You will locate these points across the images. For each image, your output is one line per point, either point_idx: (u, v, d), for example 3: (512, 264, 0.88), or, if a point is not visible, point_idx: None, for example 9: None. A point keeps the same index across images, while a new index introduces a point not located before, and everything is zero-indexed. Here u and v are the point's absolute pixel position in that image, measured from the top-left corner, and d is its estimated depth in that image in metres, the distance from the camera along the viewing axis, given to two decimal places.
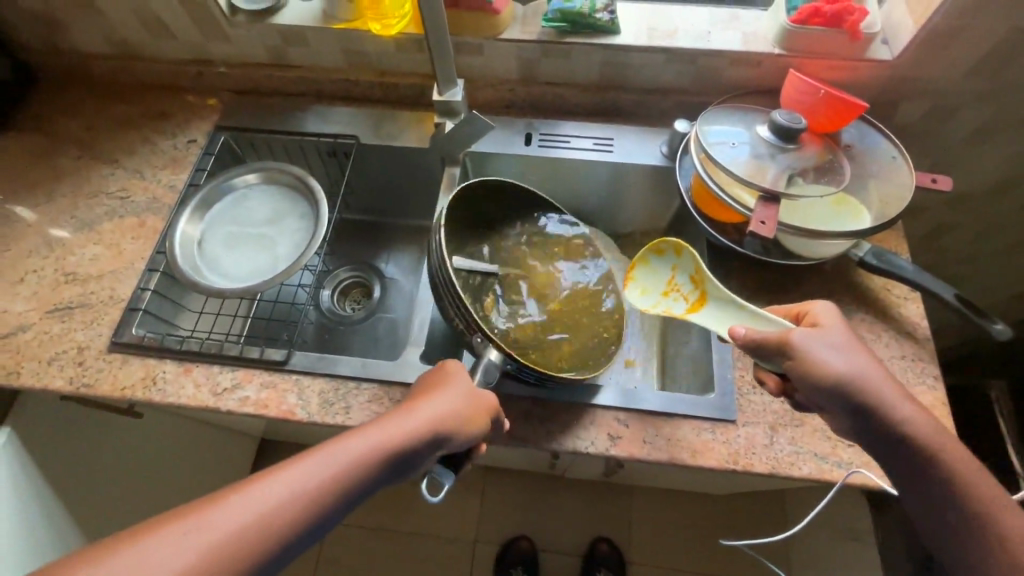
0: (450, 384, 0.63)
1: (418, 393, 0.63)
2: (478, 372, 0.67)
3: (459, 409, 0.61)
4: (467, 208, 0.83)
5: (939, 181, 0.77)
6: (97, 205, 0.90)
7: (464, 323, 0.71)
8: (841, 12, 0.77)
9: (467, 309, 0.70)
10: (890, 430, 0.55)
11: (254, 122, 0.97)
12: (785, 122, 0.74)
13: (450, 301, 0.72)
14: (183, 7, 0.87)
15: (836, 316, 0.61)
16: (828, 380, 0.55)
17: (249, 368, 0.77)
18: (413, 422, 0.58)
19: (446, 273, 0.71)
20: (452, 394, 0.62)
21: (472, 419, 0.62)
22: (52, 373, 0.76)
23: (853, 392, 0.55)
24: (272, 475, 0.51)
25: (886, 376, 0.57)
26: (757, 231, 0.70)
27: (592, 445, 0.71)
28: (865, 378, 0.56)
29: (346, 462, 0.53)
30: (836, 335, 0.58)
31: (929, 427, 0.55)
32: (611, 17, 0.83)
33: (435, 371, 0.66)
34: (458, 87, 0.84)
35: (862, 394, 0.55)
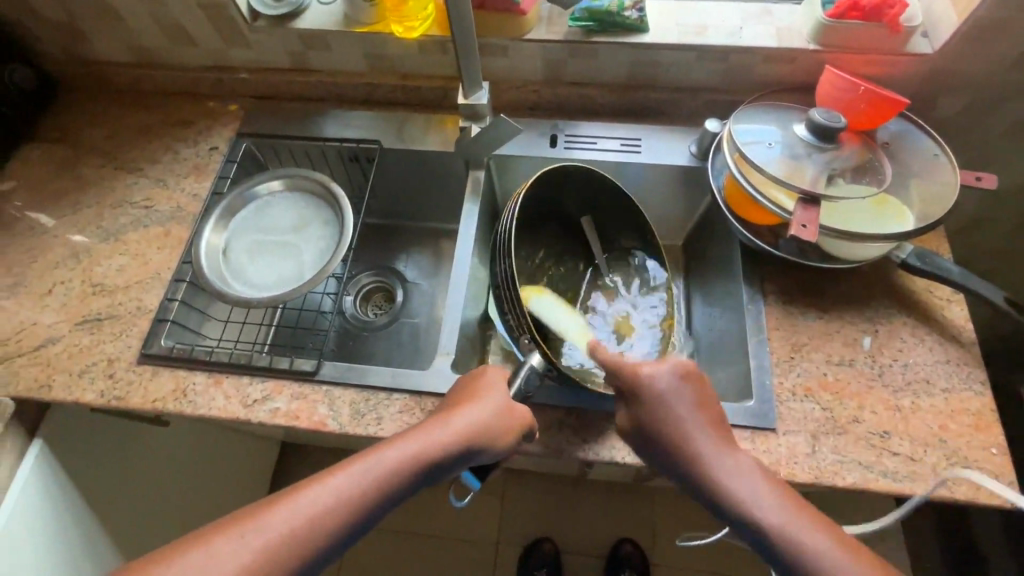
0: (486, 394, 0.63)
1: (454, 403, 0.63)
2: (518, 377, 0.68)
3: (494, 419, 0.60)
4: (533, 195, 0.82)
5: (984, 179, 0.74)
6: (122, 215, 0.90)
7: (516, 321, 0.74)
8: (880, 5, 0.75)
9: (523, 311, 0.72)
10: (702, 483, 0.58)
11: (275, 127, 0.96)
12: (824, 121, 0.72)
13: (510, 297, 0.74)
14: (203, 14, 0.86)
15: (661, 373, 0.63)
16: (641, 436, 0.63)
17: (278, 379, 0.76)
18: (446, 432, 0.58)
19: (510, 271, 0.73)
20: (487, 404, 0.61)
21: (507, 432, 0.61)
22: (83, 386, 0.76)
23: (663, 449, 0.61)
24: (313, 484, 0.51)
25: (697, 432, 0.60)
26: (800, 235, 0.68)
27: (628, 454, 0.69)
28: (669, 434, 0.60)
29: (381, 470, 0.54)
30: (648, 393, 0.63)
31: (738, 479, 0.56)
32: (640, 15, 0.81)
33: (472, 379, 0.66)
34: (484, 91, 0.82)
35: (670, 449, 0.60)
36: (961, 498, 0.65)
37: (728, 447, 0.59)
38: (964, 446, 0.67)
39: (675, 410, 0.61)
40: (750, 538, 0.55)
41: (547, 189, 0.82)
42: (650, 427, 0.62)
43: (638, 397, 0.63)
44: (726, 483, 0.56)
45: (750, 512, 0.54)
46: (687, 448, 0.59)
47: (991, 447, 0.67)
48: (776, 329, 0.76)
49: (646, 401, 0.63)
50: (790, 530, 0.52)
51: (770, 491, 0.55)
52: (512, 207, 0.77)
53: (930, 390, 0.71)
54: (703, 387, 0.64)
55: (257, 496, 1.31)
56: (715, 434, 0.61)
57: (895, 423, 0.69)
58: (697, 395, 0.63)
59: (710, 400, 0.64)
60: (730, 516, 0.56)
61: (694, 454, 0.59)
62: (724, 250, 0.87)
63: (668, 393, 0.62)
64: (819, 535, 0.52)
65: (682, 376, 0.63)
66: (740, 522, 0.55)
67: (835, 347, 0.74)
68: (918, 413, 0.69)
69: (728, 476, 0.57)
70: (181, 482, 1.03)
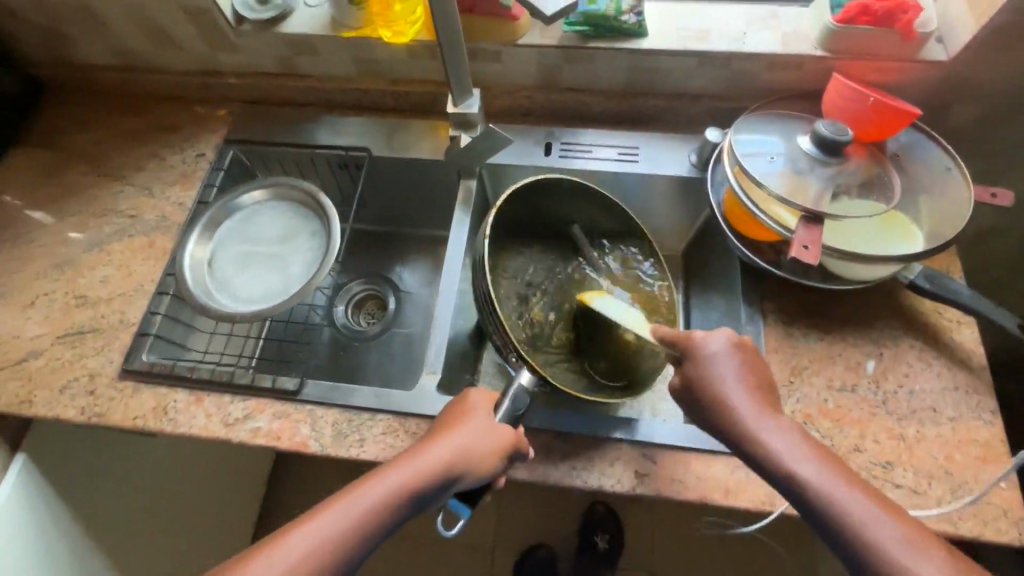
0: (468, 419, 0.61)
1: (437, 428, 0.61)
2: (505, 399, 0.64)
3: (478, 443, 0.58)
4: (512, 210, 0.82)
5: (999, 196, 0.70)
6: (106, 224, 0.88)
7: (502, 342, 0.73)
8: (893, 10, 0.71)
9: (506, 331, 0.71)
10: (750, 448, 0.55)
11: (262, 133, 0.94)
12: (830, 134, 0.68)
13: (491, 319, 0.73)
14: (187, 17, 0.83)
15: (717, 337, 0.61)
16: (690, 401, 0.60)
17: (260, 398, 0.74)
18: (429, 459, 0.56)
19: (487, 292, 0.73)
20: (470, 429, 0.59)
21: (493, 456, 0.58)
22: (63, 402, 0.75)
23: (712, 414, 0.58)
24: (294, 530, 0.49)
25: (748, 397, 0.57)
26: (801, 257, 0.64)
27: (618, 482, 0.67)
28: (719, 398, 0.58)
29: (365, 504, 0.51)
30: (702, 357, 0.60)
31: (788, 444, 0.53)
32: (638, 19, 0.77)
33: (455, 404, 0.64)
34: (475, 98, 0.77)
35: (720, 413, 0.57)
36: (966, 535, 0.62)
37: (780, 414, 0.56)
38: (971, 479, 0.64)
39: (725, 374, 0.58)
40: (798, 503, 0.51)
41: (523, 202, 0.81)
42: (698, 389, 0.59)
43: (688, 362, 0.61)
44: (775, 447, 0.53)
45: (799, 476, 0.51)
46: (735, 410, 0.56)
47: (1001, 481, 0.64)
48: (776, 352, 0.72)
49: (695, 363, 0.60)
50: (842, 500, 0.49)
51: (822, 460, 0.52)
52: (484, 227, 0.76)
53: (937, 418, 0.67)
54: (756, 358, 0.61)
55: (253, 501, 1.30)
56: (767, 401, 0.57)
57: (899, 453, 0.66)
58: (749, 363, 0.60)
59: (764, 371, 0.60)
60: (778, 481, 0.53)
61: (742, 415, 0.56)
62: (724, 266, 0.84)
63: (719, 357, 0.59)
64: (872, 507, 0.49)
65: (733, 346, 0.60)
66: (788, 489, 0.52)
67: (837, 371, 0.71)
68: (923, 443, 0.66)
69: (778, 438, 0.54)
70: (172, 492, 1.02)
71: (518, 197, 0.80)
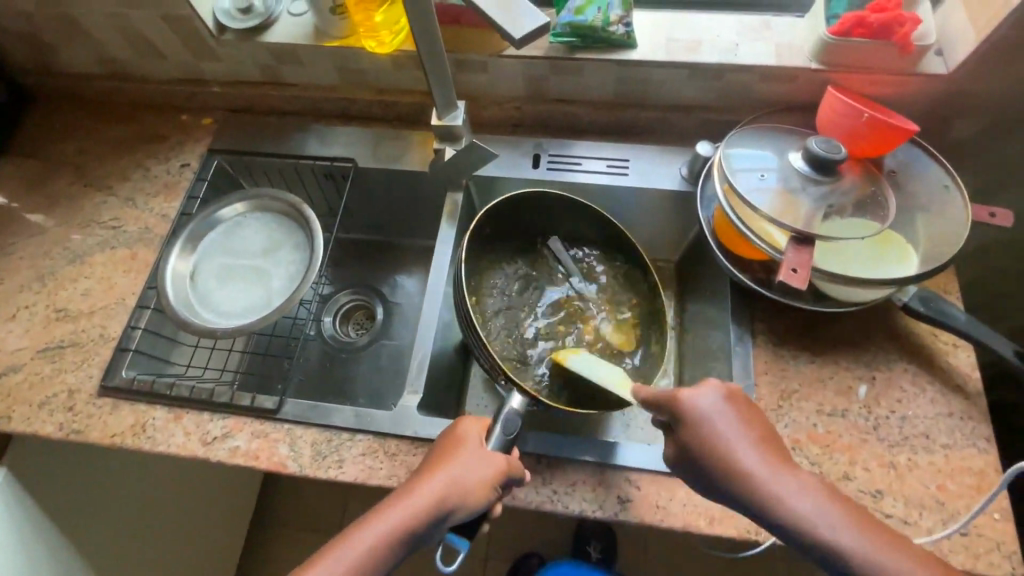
0: (458, 454, 0.59)
1: (427, 464, 0.59)
2: (498, 423, 0.63)
3: (468, 480, 0.57)
4: (495, 227, 0.82)
5: (999, 215, 0.68)
6: (89, 236, 0.87)
7: (490, 365, 0.71)
8: (890, 22, 0.68)
9: (486, 352, 0.70)
10: (773, 518, 0.50)
11: (248, 143, 0.92)
12: (823, 151, 0.66)
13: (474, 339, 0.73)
14: (168, 27, 0.82)
15: (712, 396, 0.57)
16: (694, 470, 0.55)
17: (239, 416, 0.73)
18: (417, 498, 0.55)
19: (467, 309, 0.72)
20: (459, 465, 0.58)
21: (484, 492, 0.57)
22: (42, 419, 0.74)
23: (722, 485, 0.53)
24: None
25: (755, 458, 0.53)
26: (788, 281, 0.62)
27: (600, 509, 0.65)
28: (727, 465, 0.53)
29: (353, 560, 0.52)
30: (700, 421, 0.55)
31: (809, 503, 0.50)
32: (627, 30, 0.75)
33: (447, 434, 0.62)
34: (459, 111, 0.76)
35: (732, 484, 0.53)
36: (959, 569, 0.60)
37: (788, 467, 0.53)
38: (964, 510, 0.62)
39: (728, 435, 0.54)
40: (833, 567, 0.48)
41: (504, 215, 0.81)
42: (702, 453, 0.55)
43: (682, 425, 0.56)
44: (797, 509, 0.50)
45: (830, 539, 0.48)
46: (747, 474, 0.52)
47: (995, 512, 0.62)
48: (764, 374, 0.71)
49: (693, 427, 0.55)
50: (874, 556, 0.47)
51: (841, 513, 0.49)
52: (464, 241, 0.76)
53: (930, 446, 0.65)
54: (751, 406, 0.58)
55: (245, 509, 1.30)
56: (773, 456, 0.54)
57: (889, 482, 0.64)
58: (748, 416, 0.56)
59: (760, 418, 0.57)
60: (804, 544, 0.49)
61: (756, 478, 0.52)
62: (712, 282, 0.82)
63: (720, 416, 0.55)
64: (902, 558, 0.47)
65: (726, 398, 0.57)
66: (818, 550, 0.49)
67: (827, 396, 0.69)
68: (915, 471, 0.64)
69: (796, 498, 0.50)
70: (159, 503, 1.01)
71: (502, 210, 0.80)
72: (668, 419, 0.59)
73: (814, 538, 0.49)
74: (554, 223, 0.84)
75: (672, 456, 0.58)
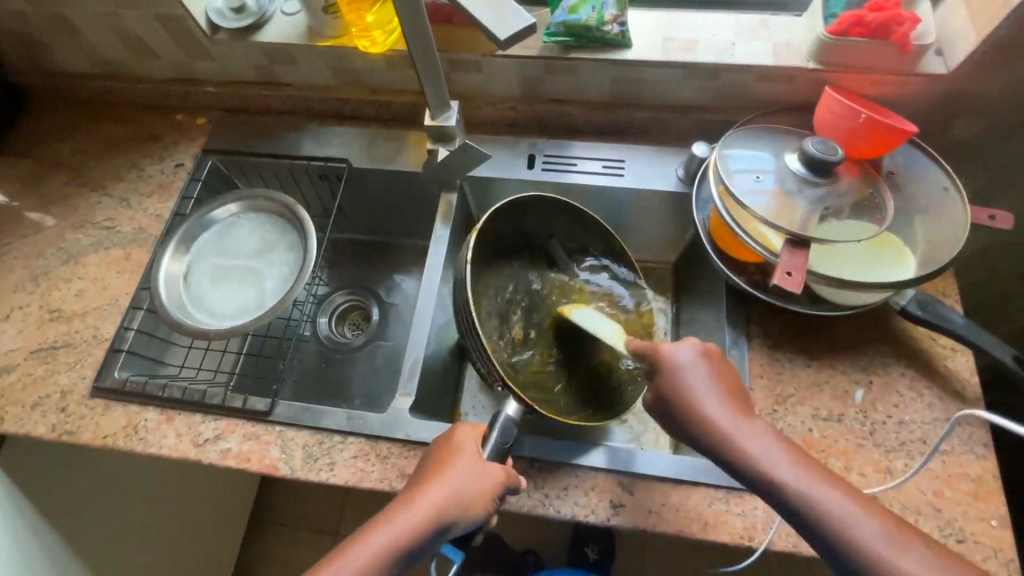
0: (454, 463, 0.58)
1: (422, 475, 0.59)
2: (494, 431, 0.62)
3: (464, 490, 0.56)
4: (502, 224, 0.80)
5: (998, 218, 0.67)
6: (83, 236, 0.87)
7: (488, 369, 0.72)
8: (888, 21, 0.67)
9: (487, 358, 0.70)
10: (729, 459, 0.52)
11: (242, 143, 0.92)
12: (819, 153, 0.65)
13: (474, 344, 0.72)
14: (161, 27, 0.82)
15: (686, 348, 0.58)
16: (665, 415, 0.57)
17: (231, 418, 0.73)
18: (412, 511, 0.54)
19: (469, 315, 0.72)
20: (455, 476, 0.57)
21: (479, 503, 0.56)
22: (35, 420, 0.74)
23: (687, 427, 0.55)
24: None
25: (721, 406, 0.54)
26: (783, 284, 0.62)
27: (592, 513, 0.65)
28: (692, 409, 0.55)
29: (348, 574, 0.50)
30: (673, 369, 0.57)
31: (763, 447, 0.51)
32: (622, 29, 0.74)
33: (442, 443, 0.62)
34: (453, 111, 0.75)
35: (695, 426, 0.54)
36: None
37: (752, 416, 0.54)
38: (961, 517, 0.61)
39: (694, 383, 0.56)
40: (783, 509, 0.49)
41: (507, 220, 0.80)
42: (669, 397, 0.57)
43: (658, 374, 0.58)
44: (750, 449, 0.51)
45: (779, 480, 0.49)
46: (707, 416, 0.54)
47: (992, 519, 0.61)
48: (760, 378, 0.70)
49: (664, 373, 0.58)
50: (820, 497, 0.47)
51: (794, 458, 0.50)
52: (467, 246, 0.75)
53: (927, 451, 0.65)
54: (730, 368, 0.58)
55: (243, 509, 1.29)
56: (739, 405, 0.55)
57: (885, 487, 0.63)
58: (721, 372, 0.57)
59: (737, 378, 0.58)
60: (755, 482, 0.51)
61: (715, 421, 0.53)
62: (708, 284, 0.81)
63: (689, 365, 0.57)
64: (848, 500, 0.47)
65: (704, 355, 0.58)
66: (768, 487, 0.50)
67: (823, 400, 0.68)
68: (912, 477, 0.64)
69: (751, 440, 0.51)
70: (155, 503, 1.01)
71: (505, 214, 0.79)
72: (648, 369, 0.61)
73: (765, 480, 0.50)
74: (553, 226, 0.83)
75: (648, 403, 0.60)
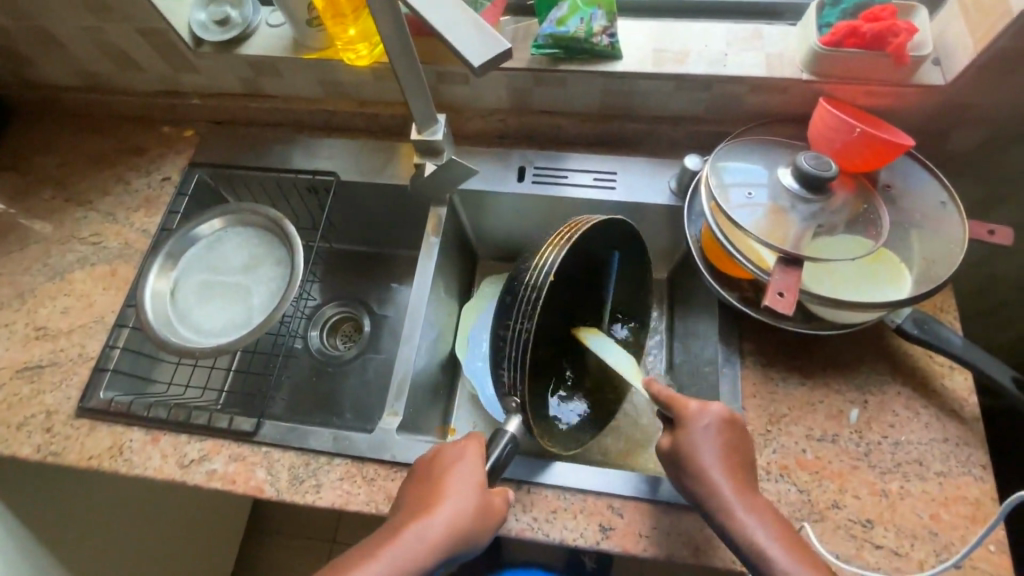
0: (455, 486, 0.57)
1: (424, 495, 0.57)
2: (496, 447, 0.62)
3: (469, 518, 0.56)
4: (595, 234, 0.67)
5: (997, 233, 0.66)
6: (70, 251, 0.86)
7: (507, 381, 0.65)
8: (884, 32, 0.65)
9: (523, 378, 0.63)
10: (727, 529, 0.54)
11: (229, 156, 0.90)
12: (813, 169, 0.64)
13: (510, 356, 0.64)
14: (144, 39, 0.81)
15: (707, 408, 0.59)
16: (676, 474, 0.59)
17: (217, 439, 0.72)
18: (417, 538, 0.54)
19: (525, 335, 0.62)
20: (458, 500, 0.56)
21: (481, 528, 0.56)
22: (20, 440, 0.73)
23: (694, 491, 0.57)
24: None
25: (730, 476, 0.56)
26: (775, 305, 0.60)
27: (581, 537, 0.64)
28: (700, 474, 0.57)
29: None
30: (693, 431, 0.58)
31: (760, 525, 0.53)
32: (612, 41, 0.72)
33: (443, 463, 0.60)
34: (440, 125, 0.73)
35: (701, 492, 0.56)
36: None
37: (755, 495, 0.56)
38: (959, 542, 0.60)
39: (709, 452, 0.57)
40: None
41: (589, 239, 0.68)
42: (685, 461, 0.58)
43: (677, 433, 0.60)
44: (749, 528, 0.53)
45: (770, 560, 0.51)
46: (715, 486, 0.56)
47: (989, 544, 0.60)
48: (753, 398, 0.68)
49: (684, 432, 0.59)
50: None
51: (786, 542, 0.52)
52: (551, 260, 0.63)
53: (923, 473, 0.63)
54: (743, 436, 0.60)
55: (237, 520, 1.28)
56: (744, 480, 0.57)
57: (880, 511, 0.62)
58: (733, 437, 0.59)
59: (747, 448, 0.59)
60: (743, 554, 0.53)
61: (721, 493, 0.55)
62: (700, 298, 0.80)
63: (709, 431, 0.58)
64: None
65: (725, 418, 0.59)
66: (755, 566, 0.52)
67: (817, 420, 0.67)
68: (908, 500, 0.62)
69: (750, 518, 0.54)
70: (145, 518, 1.00)
71: (592, 233, 0.66)
72: (671, 424, 0.63)
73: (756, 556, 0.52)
74: (614, 242, 0.71)
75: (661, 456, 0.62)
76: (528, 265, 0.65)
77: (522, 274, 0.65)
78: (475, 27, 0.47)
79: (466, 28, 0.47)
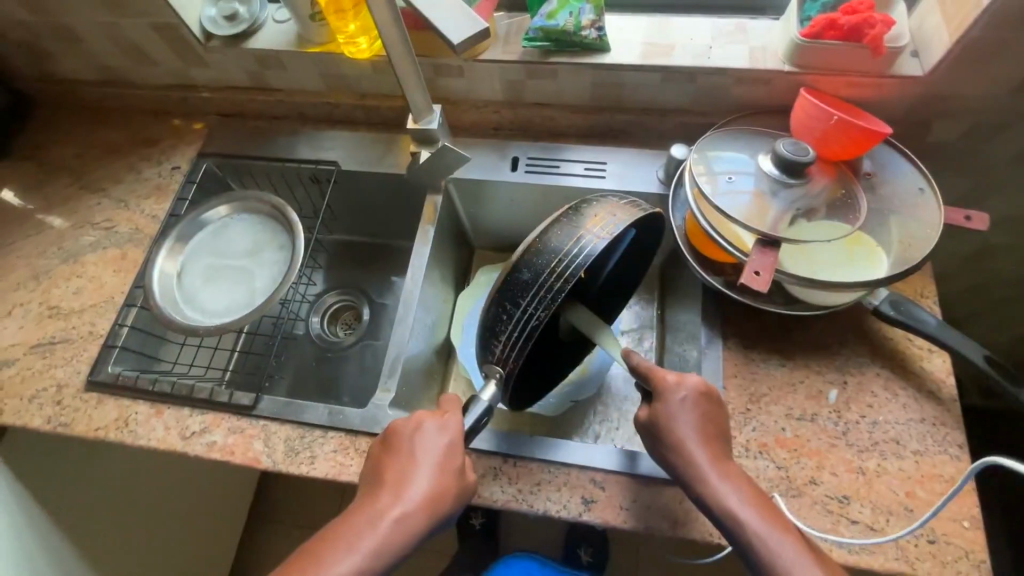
0: (428, 465, 0.59)
1: (399, 475, 0.59)
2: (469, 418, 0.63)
3: (445, 494, 0.58)
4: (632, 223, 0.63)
5: (974, 218, 0.67)
6: (83, 236, 0.90)
7: (499, 353, 0.63)
8: (860, 24, 0.67)
9: (519, 359, 0.62)
10: (701, 495, 0.56)
11: (235, 147, 0.94)
12: (790, 154, 0.66)
13: (511, 333, 0.62)
14: (157, 34, 0.85)
15: (683, 381, 0.61)
16: (654, 445, 0.61)
17: (218, 413, 0.75)
18: (397, 520, 0.56)
19: (537, 321, 0.61)
20: (433, 479, 0.58)
21: (457, 502, 0.59)
22: (32, 411, 0.77)
23: (671, 461, 0.59)
24: None
25: (704, 446, 0.58)
26: (750, 283, 0.62)
27: (564, 508, 0.66)
28: (676, 444, 0.58)
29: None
30: (671, 403, 0.60)
31: (735, 491, 0.55)
32: (600, 34, 0.75)
33: (415, 441, 0.61)
34: (436, 115, 0.76)
35: (677, 461, 0.58)
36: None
37: (729, 463, 0.58)
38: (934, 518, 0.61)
39: (686, 422, 0.59)
40: (738, 548, 0.53)
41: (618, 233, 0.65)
42: (663, 431, 0.59)
43: (654, 405, 0.61)
44: (721, 493, 0.55)
45: (741, 521, 0.53)
46: (691, 455, 0.57)
47: (963, 520, 0.61)
48: (734, 377, 0.70)
49: (662, 405, 0.60)
50: (773, 545, 0.51)
51: (757, 505, 0.54)
52: (584, 251, 0.61)
53: (899, 451, 0.65)
54: (720, 412, 0.61)
55: (237, 506, 1.30)
56: (718, 449, 0.58)
57: (856, 487, 0.63)
58: (705, 413, 0.60)
59: (723, 422, 0.61)
60: (716, 518, 0.55)
61: (696, 461, 0.57)
62: (686, 285, 0.82)
63: (686, 404, 0.60)
64: (802, 555, 0.50)
65: (698, 392, 0.61)
66: (727, 529, 0.54)
67: (797, 400, 0.68)
68: (883, 477, 0.63)
69: (724, 484, 0.55)
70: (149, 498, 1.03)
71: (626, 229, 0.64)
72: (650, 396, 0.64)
73: (727, 519, 0.54)
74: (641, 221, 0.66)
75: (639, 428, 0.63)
76: (555, 247, 0.62)
77: (547, 254, 0.62)
78: (474, 24, 0.51)
79: (468, 22, 0.51)
